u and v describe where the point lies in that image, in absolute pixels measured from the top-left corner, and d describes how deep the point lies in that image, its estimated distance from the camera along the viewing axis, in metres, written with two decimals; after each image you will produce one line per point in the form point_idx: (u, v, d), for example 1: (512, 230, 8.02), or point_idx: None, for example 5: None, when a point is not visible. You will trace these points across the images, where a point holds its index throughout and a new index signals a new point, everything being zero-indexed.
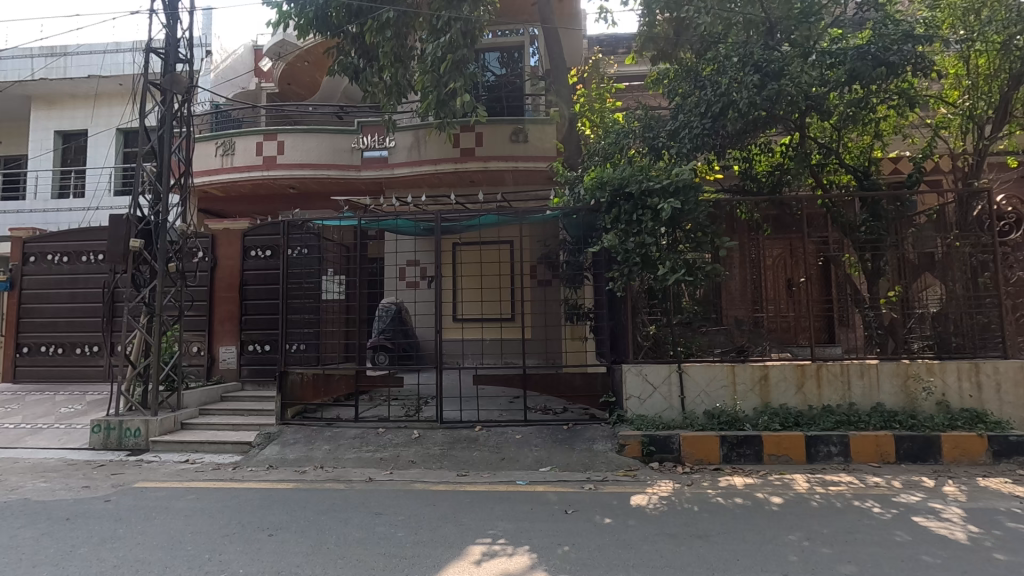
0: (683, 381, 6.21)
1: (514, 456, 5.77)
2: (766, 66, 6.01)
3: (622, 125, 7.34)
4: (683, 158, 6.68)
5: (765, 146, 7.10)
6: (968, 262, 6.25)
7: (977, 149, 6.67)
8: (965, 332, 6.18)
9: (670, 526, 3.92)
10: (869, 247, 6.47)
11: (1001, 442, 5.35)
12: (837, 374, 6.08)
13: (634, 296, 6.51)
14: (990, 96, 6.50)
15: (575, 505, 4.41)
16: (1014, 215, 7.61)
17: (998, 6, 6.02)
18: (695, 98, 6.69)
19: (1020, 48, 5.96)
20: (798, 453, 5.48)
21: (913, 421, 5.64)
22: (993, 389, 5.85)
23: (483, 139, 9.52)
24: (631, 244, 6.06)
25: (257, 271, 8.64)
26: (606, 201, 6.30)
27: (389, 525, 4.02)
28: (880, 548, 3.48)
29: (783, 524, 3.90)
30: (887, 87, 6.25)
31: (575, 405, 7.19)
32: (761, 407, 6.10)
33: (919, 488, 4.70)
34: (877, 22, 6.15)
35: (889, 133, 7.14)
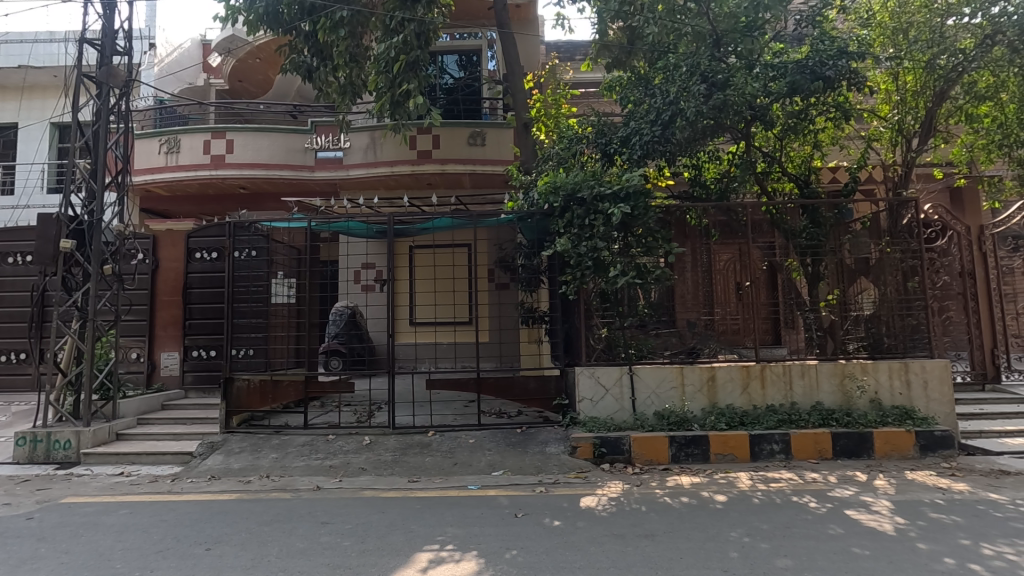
0: (634, 382, 6.32)
1: (467, 461, 5.73)
2: (713, 76, 6.23)
3: (576, 131, 7.39)
4: (634, 163, 6.85)
5: (713, 154, 7.33)
6: (900, 267, 6.61)
7: (906, 160, 7.10)
8: (896, 333, 6.53)
9: (617, 527, 3.97)
10: (810, 252, 6.75)
11: (927, 437, 5.69)
12: (780, 375, 6.32)
13: (586, 299, 6.61)
14: (917, 112, 6.89)
15: (526, 508, 4.43)
16: (939, 223, 8.09)
17: (924, 27, 6.42)
18: (646, 106, 6.84)
19: (942, 67, 6.41)
20: (742, 452, 5.66)
21: (849, 418, 5.91)
22: (921, 387, 6.18)
23: (440, 142, 9.47)
24: (583, 248, 6.13)
25: (202, 273, 8.31)
26: (559, 205, 6.37)
27: (335, 535, 3.93)
28: (815, 541, 3.63)
29: (725, 522, 4.02)
30: (825, 100, 6.57)
31: (530, 409, 7.21)
32: (708, 407, 6.27)
33: (852, 482, 4.93)
34: (816, 37, 6.43)
35: (828, 144, 7.47)
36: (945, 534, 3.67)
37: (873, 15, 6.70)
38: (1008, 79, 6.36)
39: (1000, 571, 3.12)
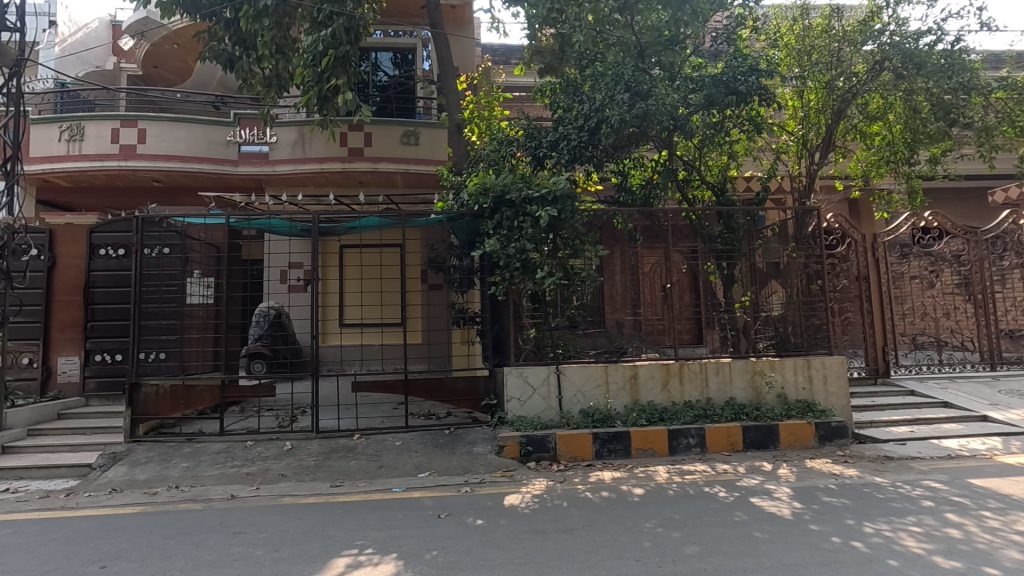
0: (561, 381, 6.46)
1: (393, 463, 5.65)
2: (636, 85, 6.47)
3: (507, 133, 7.50)
4: (563, 167, 7.06)
5: (638, 161, 7.61)
6: (804, 271, 7.11)
7: (810, 172, 7.70)
8: (801, 333, 7.04)
9: (539, 523, 4.05)
10: (724, 256, 7.08)
11: (825, 427, 6.17)
12: (697, 372, 6.66)
13: (515, 300, 6.70)
14: (818, 127, 7.47)
15: (449, 508, 4.43)
16: (840, 231, 8.79)
17: (825, 51, 7.03)
18: (575, 112, 7.04)
19: (841, 88, 7.02)
20: (662, 446, 5.92)
21: (758, 412, 6.32)
22: (821, 381, 6.69)
23: (372, 140, 9.28)
24: (512, 250, 6.21)
25: (107, 271, 7.68)
26: (489, 207, 6.41)
27: (248, 544, 3.76)
28: (721, 528, 3.85)
29: (641, 514, 4.18)
30: (739, 114, 6.99)
31: (459, 409, 7.22)
32: (630, 404, 6.51)
33: (759, 472, 5.27)
34: (731, 55, 6.83)
35: (743, 155, 7.92)
36: (834, 516, 4.00)
37: (781, 37, 7.23)
38: (895, 102, 6.99)
39: (878, 546, 3.43)
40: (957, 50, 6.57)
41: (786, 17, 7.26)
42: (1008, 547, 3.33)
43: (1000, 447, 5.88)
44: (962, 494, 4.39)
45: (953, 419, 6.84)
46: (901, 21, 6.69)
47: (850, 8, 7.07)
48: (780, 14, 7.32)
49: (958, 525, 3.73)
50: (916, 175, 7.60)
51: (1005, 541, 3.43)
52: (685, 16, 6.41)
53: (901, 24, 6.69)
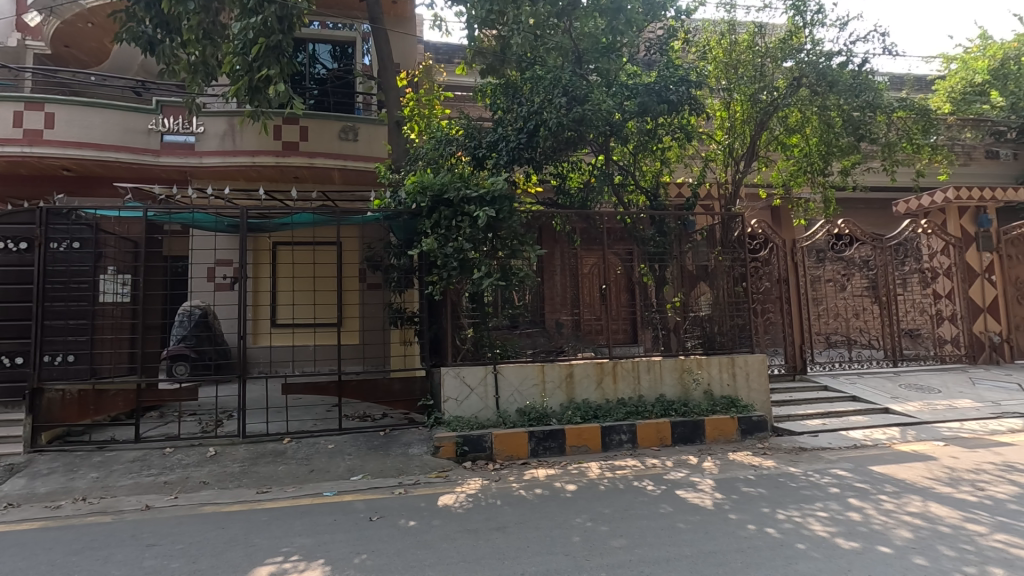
0: (498, 381, 6.49)
1: (325, 467, 5.49)
2: (573, 91, 6.68)
3: (446, 132, 7.44)
4: (501, 168, 7.12)
5: (576, 164, 7.75)
6: (730, 273, 7.47)
7: (736, 180, 8.13)
8: (727, 332, 7.38)
9: (471, 522, 4.06)
10: (656, 258, 7.32)
11: (747, 421, 6.53)
12: (630, 370, 6.87)
13: (453, 299, 6.68)
14: (743, 137, 7.91)
15: (382, 510, 4.36)
16: (762, 236, 9.31)
17: (749, 65, 7.46)
18: (513, 114, 7.13)
19: (763, 101, 7.45)
20: (595, 443, 6.07)
21: (686, 408, 6.60)
22: (744, 378, 7.06)
23: (308, 134, 8.98)
24: (450, 249, 6.19)
25: (6, 267, 6.98)
26: (426, 206, 6.36)
27: (162, 557, 3.56)
28: (647, 520, 4.00)
29: (572, 510, 4.27)
30: (671, 122, 7.27)
31: (395, 411, 7.16)
32: (566, 402, 6.64)
33: (685, 465, 5.51)
34: (663, 65, 7.12)
35: (675, 161, 8.21)
36: (751, 504, 4.24)
37: (709, 50, 7.61)
38: (811, 117, 7.48)
39: (788, 531, 3.67)
40: (864, 71, 7.16)
41: (714, 31, 7.64)
42: (899, 527, 3.65)
43: (898, 436, 6.43)
44: (864, 481, 4.76)
45: (859, 411, 7.42)
46: (818, 41, 7.19)
47: (772, 26, 7.54)
48: (709, 28, 7.70)
49: (858, 508, 4.04)
50: (830, 185, 8.15)
51: (897, 521, 3.76)
52: (620, 24, 6.63)
53: (816, 44, 7.19)
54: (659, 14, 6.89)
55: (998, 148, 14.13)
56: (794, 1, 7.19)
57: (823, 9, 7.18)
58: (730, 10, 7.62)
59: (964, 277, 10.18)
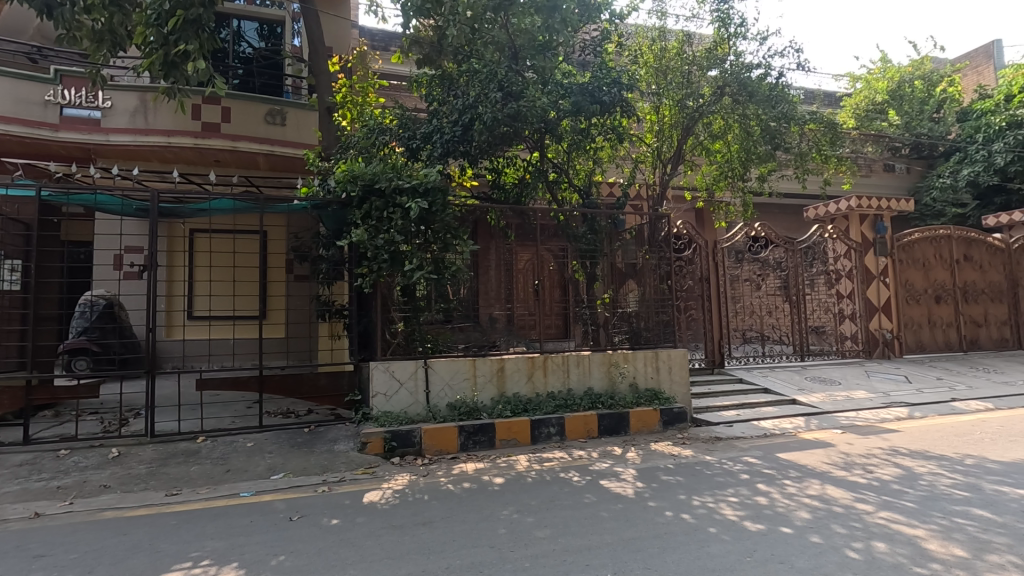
0: (429, 375, 6.43)
1: (243, 466, 5.23)
2: (509, 86, 6.71)
3: (380, 121, 7.39)
4: (435, 161, 7.09)
5: (512, 159, 7.75)
6: (657, 270, 7.79)
7: (664, 181, 8.48)
8: (652, 327, 7.69)
9: (397, 518, 4.01)
10: (588, 256, 7.47)
11: (669, 413, 6.84)
12: (560, 364, 7.00)
13: (384, 292, 6.53)
14: (671, 141, 8.31)
15: (303, 510, 4.21)
16: (687, 236, 9.72)
17: (677, 72, 7.81)
18: (449, 106, 7.14)
19: (690, 108, 7.84)
20: (524, 436, 6.15)
21: (612, 401, 6.83)
22: (667, 371, 7.35)
23: (231, 115, 8.47)
24: (381, 241, 6.05)
25: None
26: (357, 195, 6.19)
27: (52, 569, 3.26)
28: (572, 510, 4.10)
29: (499, 502, 4.30)
30: (603, 124, 7.46)
31: (321, 407, 6.95)
32: (497, 396, 6.67)
33: (610, 456, 5.70)
34: (596, 66, 7.31)
35: (607, 161, 8.45)
36: (669, 492, 4.44)
37: (640, 55, 7.91)
38: (732, 124, 7.92)
39: (701, 517, 3.88)
40: (780, 84, 7.64)
41: (646, 36, 7.94)
42: (800, 509, 3.94)
43: (803, 425, 6.94)
44: (771, 467, 5.11)
45: (770, 402, 7.94)
46: (740, 53, 7.60)
47: (700, 35, 7.91)
48: (642, 33, 7.98)
49: (765, 493, 4.33)
50: (749, 191, 8.64)
51: (798, 504, 4.07)
52: (555, 23, 6.49)
53: (738, 56, 7.61)
54: (594, 16, 7.03)
55: (894, 161, 15.31)
56: (720, 13, 7.56)
57: (746, 23, 7.59)
58: (662, 17, 7.91)
59: (862, 279, 11.10)
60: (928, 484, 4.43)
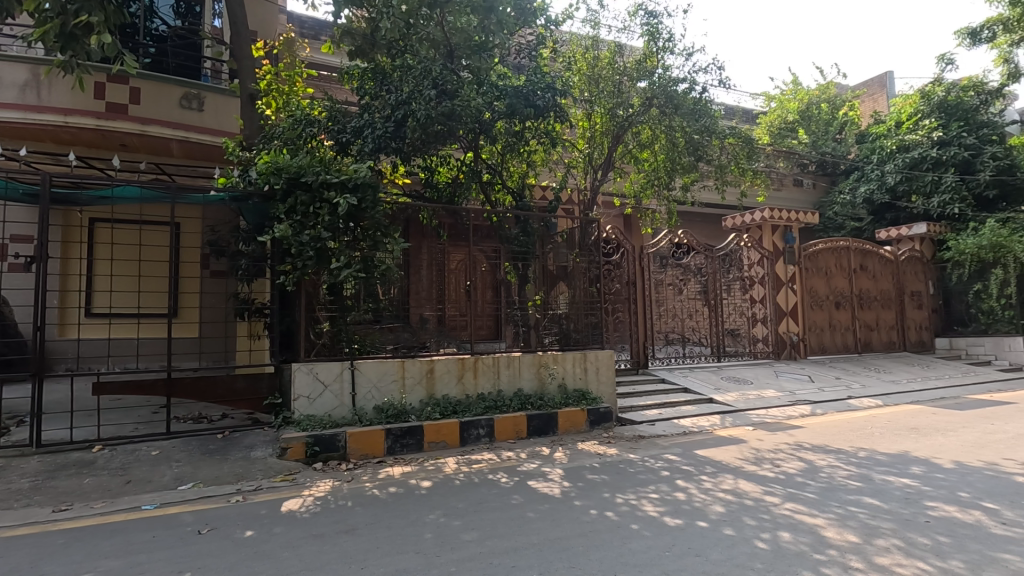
0: (355, 377, 6.23)
1: (146, 477, 4.84)
2: (443, 84, 6.64)
3: (307, 112, 7.10)
4: (366, 156, 6.91)
5: (445, 158, 7.67)
6: (587, 274, 7.95)
7: (595, 187, 8.69)
8: (581, 329, 7.83)
9: (318, 526, 3.84)
10: (520, 257, 7.54)
11: (595, 413, 7.02)
12: (490, 365, 6.99)
13: (309, 290, 6.29)
14: (601, 148, 8.53)
15: (214, 522, 3.94)
16: (615, 241, 9.98)
17: (609, 81, 8.05)
18: (382, 101, 6.96)
19: (620, 117, 8.12)
20: (453, 438, 6.09)
21: (541, 402, 6.91)
22: (594, 372, 7.52)
23: (140, 96, 7.81)
24: (306, 237, 5.81)
25: None
26: (281, 189, 5.92)
27: None
28: (499, 512, 4.10)
29: (425, 506, 4.23)
30: (537, 128, 7.52)
31: (238, 411, 6.58)
32: (426, 398, 6.56)
33: (538, 456, 5.75)
34: (531, 70, 7.38)
35: (540, 164, 8.56)
36: (594, 491, 4.55)
37: (574, 62, 8.08)
38: (659, 135, 8.24)
39: (624, 514, 3.99)
40: (703, 98, 8.04)
41: (580, 45, 8.12)
42: (715, 503, 4.15)
43: (718, 422, 7.34)
44: (689, 464, 5.35)
45: (690, 401, 8.33)
46: (667, 67, 7.94)
47: (630, 47, 8.16)
48: (575, 41, 8.15)
49: (684, 489, 4.53)
50: (674, 200, 9.03)
51: (714, 498, 4.28)
52: (490, 24, 6.55)
53: (666, 70, 7.94)
54: (531, 20, 7.09)
55: (802, 177, 16.32)
56: (649, 27, 7.87)
57: (673, 38, 7.94)
58: (595, 27, 8.12)
59: (773, 286, 11.92)
60: (827, 476, 4.80)
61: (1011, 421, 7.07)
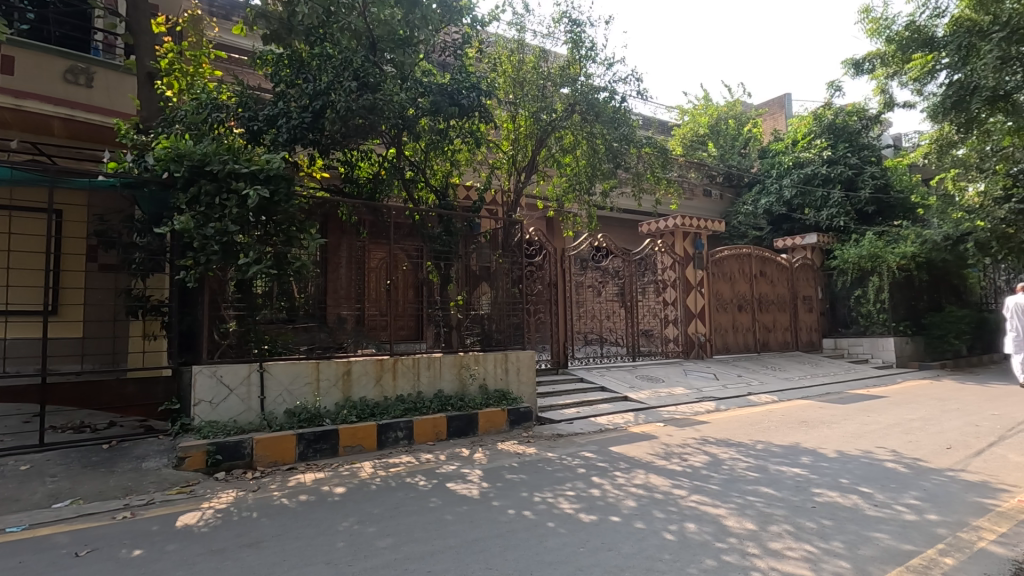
0: (264, 380, 5.88)
1: (13, 495, 4.29)
2: (364, 76, 6.46)
3: (213, 96, 6.63)
4: (279, 147, 6.57)
5: (367, 154, 7.51)
6: (509, 275, 8.00)
7: (518, 189, 8.79)
8: (503, 329, 7.84)
9: (218, 541, 3.58)
10: (442, 257, 7.47)
11: (516, 413, 7.06)
12: (410, 366, 6.84)
13: (214, 286, 5.86)
14: (525, 151, 8.62)
15: (95, 542, 3.56)
16: (538, 243, 10.10)
17: (533, 85, 8.18)
18: (298, 89, 6.64)
19: (544, 121, 8.26)
20: (370, 441, 5.91)
21: (462, 403, 6.86)
22: (515, 373, 7.56)
23: (15, 68, 6.97)
24: (210, 230, 5.38)
25: None
26: (183, 177, 5.49)
27: None
28: (416, 516, 4.02)
29: (338, 514, 4.06)
30: (462, 127, 7.46)
31: (128, 419, 6.03)
32: (341, 401, 6.31)
33: (458, 458, 5.71)
34: (457, 69, 7.37)
35: (465, 164, 8.54)
36: (512, 490, 4.57)
37: (499, 63, 8.19)
38: (581, 141, 8.45)
39: (542, 512, 4.04)
40: (623, 108, 8.34)
41: (506, 47, 8.21)
42: (627, 497, 4.31)
43: (632, 420, 7.64)
44: (604, 460, 5.53)
45: (606, 399, 8.61)
46: (589, 75, 8.17)
47: (555, 53, 8.32)
48: (501, 43, 8.23)
49: (599, 485, 4.67)
50: (594, 206, 9.29)
51: (626, 493, 4.44)
52: (415, 19, 6.51)
53: (588, 78, 8.17)
54: (457, 19, 7.05)
55: (711, 188, 17.46)
56: (572, 35, 8.07)
57: (595, 48, 8.19)
58: (520, 31, 8.20)
59: (683, 289, 12.60)
60: (729, 468, 5.13)
61: (883, 413, 7.91)
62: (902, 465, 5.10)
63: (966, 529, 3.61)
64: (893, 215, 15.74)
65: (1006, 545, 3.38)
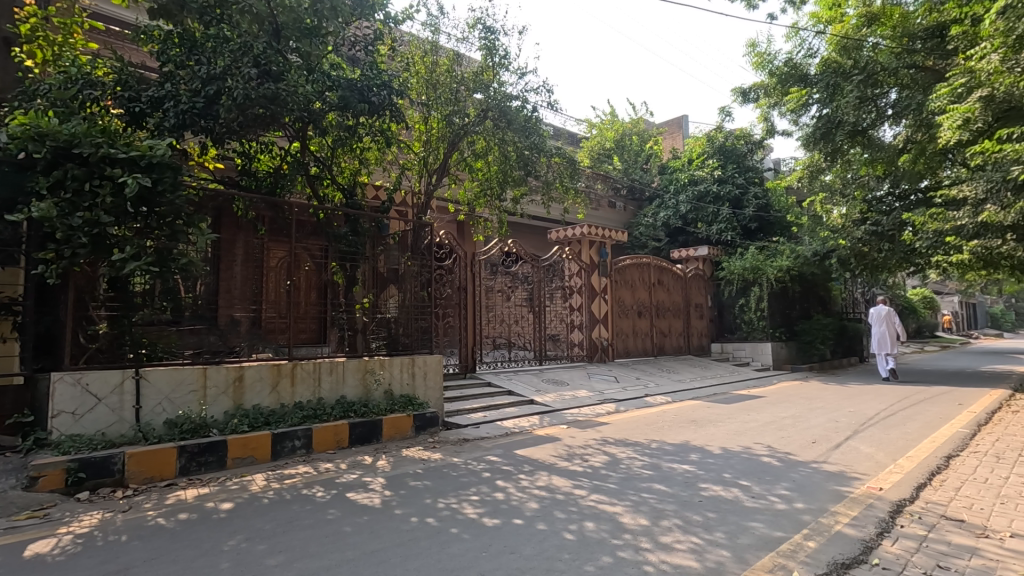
0: (140, 388, 5.33)
1: None
2: (266, 64, 6.00)
3: (86, 71, 6.01)
4: (164, 132, 5.99)
5: (267, 146, 7.11)
6: (418, 278, 7.88)
7: (428, 191, 8.69)
8: (410, 334, 7.68)
9: (76, 571, 3.17)
10: (348, 258, 7.15)
11: (422, 418, 6.93)
12: (310, 372, 6.51)
13: (81, 283, 5.22)
14: (436, 152, 8.54)
15: None
16: (448, 247, 10.06)
17: (446, 87, 8.13)
18: (189, 71, 6.10)
19: (455, 124, 8.22)
20: (263, 452, 5.54)
21: (365, 409, 6.62)
22: (421, 377, 7.44)
23: None
24: (77, 219, 4.79)
25: None
26: (44, 158, 4.85)
27: None
28: (312, 529, 3.81)
29: (224, 532, 3.75)
30: (371, 125, 7.23)
31: None
32: (231, 409, 5.86)
33: (359, 466, 5.50)
34: (368, 65, 7.13)
35: (373, 163, 8.33)
36: (415, 498, 4.48)
37: (412, 63, 8.08)
38: (493, 147, 8.52)
39: (445, 518, 4.00)
40: (534, 117, 8.51)
41: (420, 48, 8.13)
42: (530, 500, 4.38)
43: (537, 423, 7.78)
44: (509, 463, 5.58)
45: (512, 403, 8.71)
46: (502, 82, 8.25)
47: (468, 58, 8.34)
48: (415, 43, 8.14)
49: (503, 489, 4.70)
50: (505, 212, 9.37)
51: (529, 496, 4.50)
52: (324, 9, 6.33)
53: (501, 85, 8.24)
54: (368, 14, 6.86)
55: (615, 200, 18.31)
56: (487, 43, 8.12)
57: (508, 56, 8.29)
58: (434, 32, 8.13)
59: (588, 295, 13.08)
60: (626, 467, 5.38)
61: (761, 412, 8.67)
62: (775, 459, 5.62)
63: (826, 514, 4.05)
64: (773, 231, 17.39)
65: (858, 527, 3.82)
